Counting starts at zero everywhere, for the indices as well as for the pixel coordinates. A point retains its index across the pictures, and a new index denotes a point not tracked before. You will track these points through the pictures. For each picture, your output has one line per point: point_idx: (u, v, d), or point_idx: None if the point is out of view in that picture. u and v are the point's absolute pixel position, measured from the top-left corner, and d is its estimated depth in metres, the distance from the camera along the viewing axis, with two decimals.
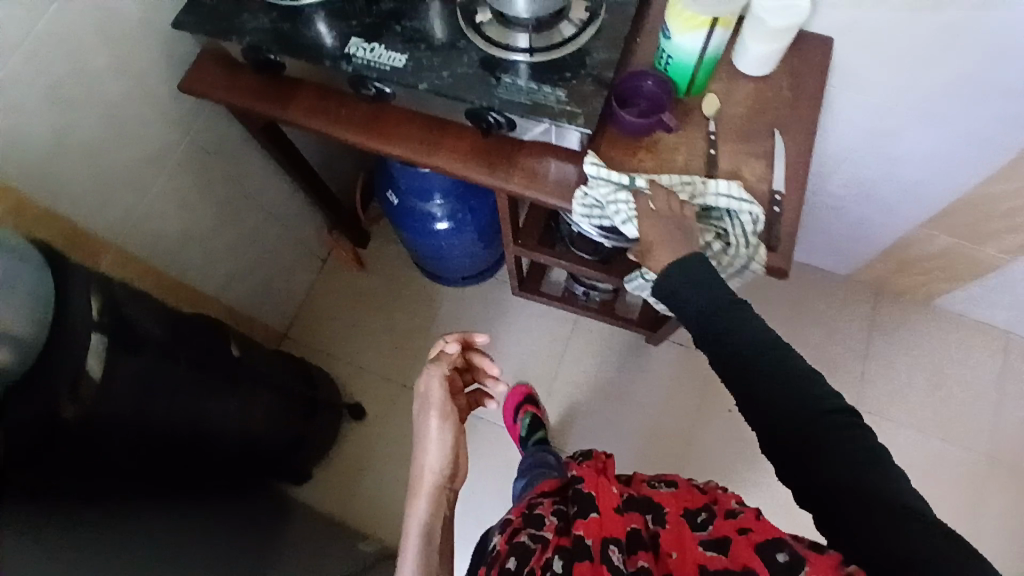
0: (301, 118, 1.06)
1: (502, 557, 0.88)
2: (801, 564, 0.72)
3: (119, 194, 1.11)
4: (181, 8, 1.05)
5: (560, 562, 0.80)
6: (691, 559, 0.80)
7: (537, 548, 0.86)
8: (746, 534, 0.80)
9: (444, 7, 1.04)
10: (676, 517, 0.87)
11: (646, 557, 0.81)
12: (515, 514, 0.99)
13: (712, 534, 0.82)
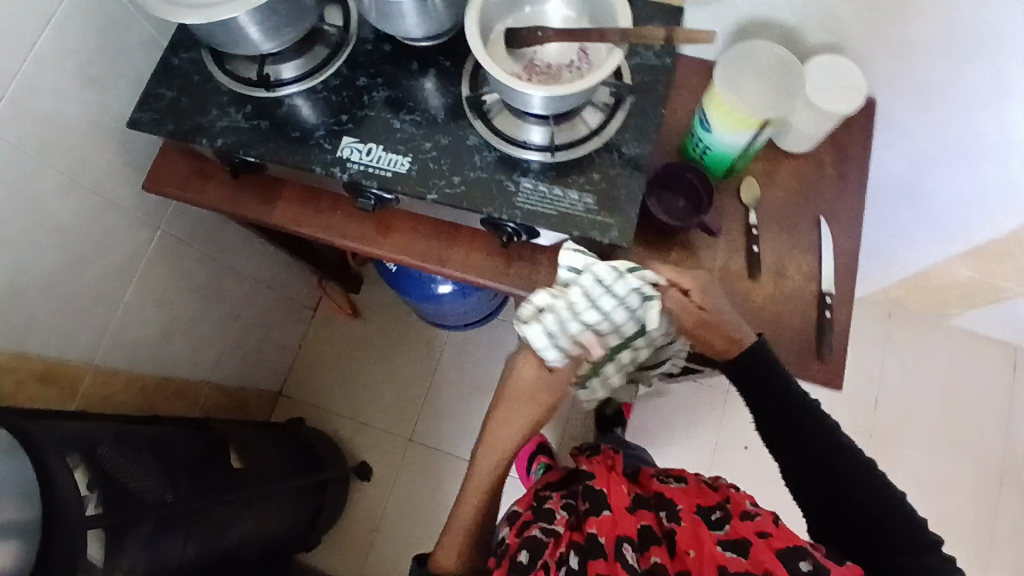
0: (289, 226, 0.93)
1: (515, 548, 0.81)
2: (825, 571, 0.69)
3: (86, 314, 0.99)
4: (138, 105, 0.90)
5: (576, 559, 0.76)
6: (710, 558, 0.75)
7: (550, 542, 0.80)
8: (765, 538, 0.74)
9: (445, 90, 0.90)
10: (689, 515, 0.83)
11: (658, 553, 0.78)
12: (524, 506, 0.92)
13: (730, 534, 0.77)
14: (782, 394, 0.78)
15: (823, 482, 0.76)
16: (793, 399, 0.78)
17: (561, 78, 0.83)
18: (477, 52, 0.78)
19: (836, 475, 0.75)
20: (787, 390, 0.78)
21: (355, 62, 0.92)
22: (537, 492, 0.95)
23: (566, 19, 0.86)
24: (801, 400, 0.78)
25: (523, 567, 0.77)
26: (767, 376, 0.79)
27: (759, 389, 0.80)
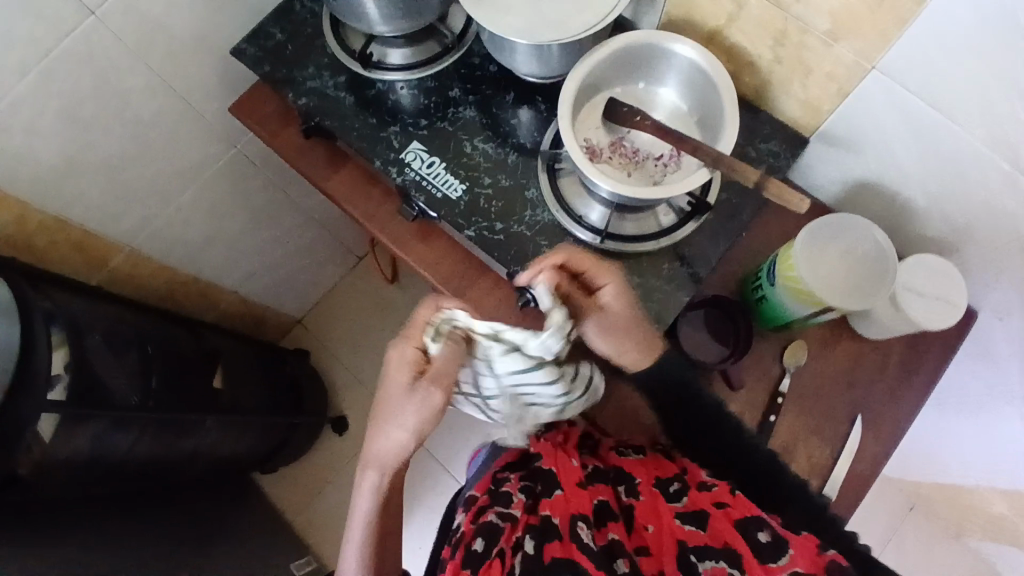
0: (338, 199, 0.93)
1: (469, 536, 0.68)
2: (786, 546, 0.58)
3: (139, 203, 1.04)
4: (245, 37, 0.92)
5: (532, 543, 0.63)
6: (668, 531, 0.64)
7: (506, 528, 0.67)
8: (722, 508, 0.64)
9: (528, 134, 0.87)
10: (647, 488, 0.71)
11: (618, 530, 0.66)
12: (481, 490, 0.77)
13: (688, 507, 0.66)
14: (694, 408, 0.73)
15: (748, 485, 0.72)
16: (705, 411, 0.73)
17: (642, 168, 0.79)
18: (560, 118, 0.73)
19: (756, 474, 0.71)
20: (704, 404, 0.73)
21: (455, 70, 0.90)
22: (493, 475, 0.80)
23: (676, 106, 0.79)
24: (715, 409, 0.73)
25: (477, 557, 0.64)
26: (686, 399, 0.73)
27: (675, 405, 0.74)
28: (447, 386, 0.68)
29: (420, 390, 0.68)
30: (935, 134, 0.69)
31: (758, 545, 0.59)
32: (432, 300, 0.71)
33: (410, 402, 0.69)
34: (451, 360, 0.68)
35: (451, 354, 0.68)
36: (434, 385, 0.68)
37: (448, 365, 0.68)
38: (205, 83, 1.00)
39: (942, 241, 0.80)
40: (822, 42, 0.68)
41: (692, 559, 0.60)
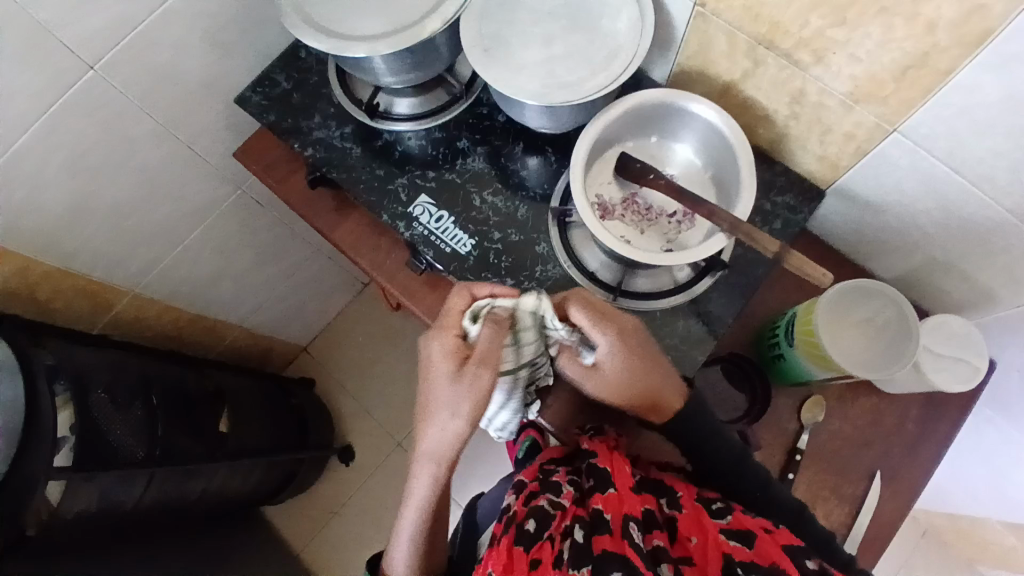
0: (344, 248, 0.92)
1: (520, 517, 0.65)
2: (835, 574, 0.54)
3: (144, 246, 1.03)
4: (252, 85, 0.91)
5: (581, 532, 0.60)
6: (715, 547, 0.58)
7: (556, 516, 0.64)
8: (770, 533, 0.59)
9: (537, 184, 0.85)
10: (690, 503, 0.66)
11: (663, 536, 0.61)
12: (528, 476, 0.74)
13: (733, 525, 0.61)
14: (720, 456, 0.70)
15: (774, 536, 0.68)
16: (727, 457, 0.70)
17: (655, 225, 0.77)
18: (572, 179, 0.72)
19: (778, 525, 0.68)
20: (730, 446, 0.70)
21: (464, 119, 0.89)
22: (541, 466, 0.76)
23: (690, 161, 0.79)
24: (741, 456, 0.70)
25: (529, 536, 0.62)
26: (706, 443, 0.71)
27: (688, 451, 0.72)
28: (493, 366, 0.64)
29: (464, 373, 0.64)
30: (956, 200, 0.67)
31: (806, 569, 0.55)
32: (464, 287, 0.68)
33: (457, 389, 0.64)
34: (493, 340, 0.64)
35: (491, 334, 0.64)
36: (477, 367, 0.64)
37: (488, 346, 0.64)
38: (212, 128, 0.99)
39: (963, 298, 0.78)
40: (842, 104, 0.67)
41: (739, 571, 0.55)
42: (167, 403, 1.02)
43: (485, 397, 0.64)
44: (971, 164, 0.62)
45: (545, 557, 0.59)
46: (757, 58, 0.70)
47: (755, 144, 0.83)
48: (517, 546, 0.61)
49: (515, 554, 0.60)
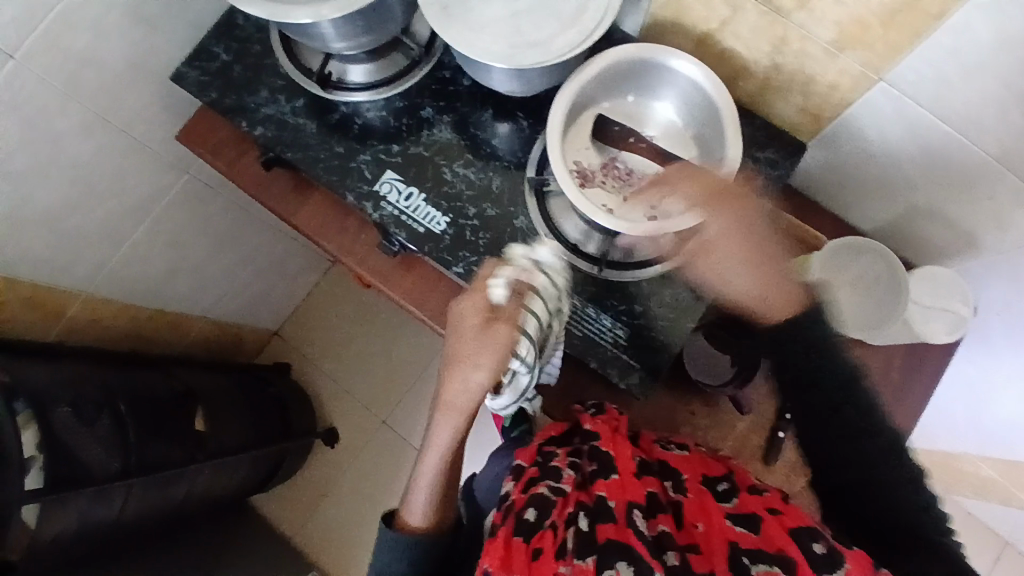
0: (309, 233, 0.86)
1: (519, 506, 0.65)
2: (841, 559, 0.55)
3: (91, 246, 0.96)
4: (187, 61, 0.84)
5: (586, 520, 0.60)
6: (720, 534, 0.60)
7: (559, 502, 0.64)
8: (775, 515, 0.61)
9: (509, 153, 0.80)
10: (695, 487, 0.67)
11: (667, 522, 0.62)
12: (527, 459, 0.72)
13: (738, 509, 0.63)
14: (817, 373, 0.66)
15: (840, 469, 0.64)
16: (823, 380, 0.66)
17: (639, 192, 0.74)
18: (551, 145, 0.67)
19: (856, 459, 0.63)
20: (835, 369, 0.66)
21: (424, 86, 0.82)
22: (539, 447, 0.73)
23: (670, 121, 0.75)
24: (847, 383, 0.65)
25: (529, 528, 0.61)
26: (804, 358, 0.68)
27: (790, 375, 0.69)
28: (513, 326, 0.63)
29: (491, 327, 0.63)
30: (942, 146, 0.66)
31: (812, 554, 0.56)
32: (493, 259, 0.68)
33: (482, 344, 0.63)
34: (514, 304, 0.64)
35: (512, 300, 0.65)
36: (504, 322, 0.63)
37: (511, 305, 0.64)
38: (148, 110, 0.91)
39: (949, 244, 0.77)
40: (825, 52, 0.64)
41: (745, 560, 0.57)
42: (137, 411, 0.96)
43: (507, 350, 0.63)
44: (962, 111, 0.60)
45: (546, 546, 0.59)
46: (735, 6, 0.66)
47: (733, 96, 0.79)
48: (517, 539, 0.60)
49: (514, 546, 0.60)
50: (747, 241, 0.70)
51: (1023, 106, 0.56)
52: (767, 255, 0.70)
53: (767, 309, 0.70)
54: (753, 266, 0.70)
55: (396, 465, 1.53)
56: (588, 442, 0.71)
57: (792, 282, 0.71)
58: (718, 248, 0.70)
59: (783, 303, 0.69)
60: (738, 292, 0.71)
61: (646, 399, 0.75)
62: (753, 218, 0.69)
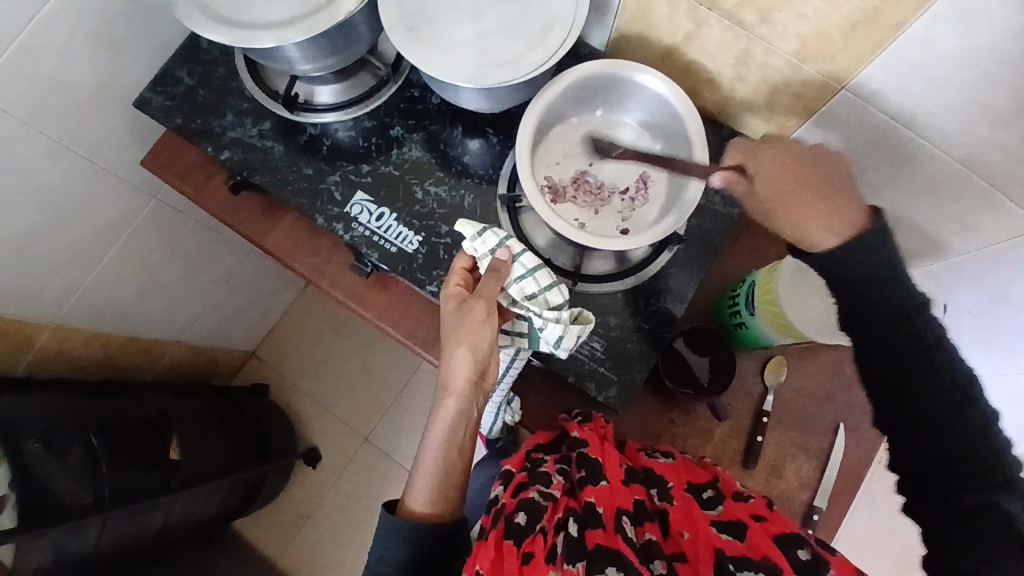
0: (279, 255, 0.85)
1: (509, 510, 0.63)
2: (825, 566, 0.56)
3: (59, 274, 0.93)
4: (152, 86, 0.82)
5: (575, 527, 0.60)
6: (707, 541, 0.60)
7: (548, 507, 0.63)
8: (760, 522, 0.61)
9: (480, 169, 0.80)
10: (681, 493, 0.66)
11: (654, 530, 0.62)
12: (515, 464, 0.70)
13: (724, 516, 0.63)
14: (901, 330, 0.53)
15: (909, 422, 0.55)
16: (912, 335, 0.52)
17: (610, 206, 0.74)
18: (519, 163, 0.68)
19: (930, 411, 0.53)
20: (917, 315, 0.52)
21: (393, 105, 0.82)
22: (528, 454, 0.72)
23: (638, 134, 0.76)
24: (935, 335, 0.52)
25: (519, 530, 0.60)
26: (889, 312, 0.53)
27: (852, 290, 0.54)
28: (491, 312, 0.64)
29: (467, 304, 0.64)
30: (903, 153, 0.67)
31: (797, 563, 0.56)
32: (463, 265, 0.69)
33: (460, 320, 0.64)
34: (491, 282, 0.65)
35: (490, 279, 0.65)
36: (481, 299, 0.64)
37: (488, 284, 0.65)
38: (114, 135, 0.89)
39: (913, 247, 0.79)
40: (788, 63, 0.65)
41: (731, 568, 0.57)
42: (111, 443, 0.92)
43: (488, 326, 0.64)
44: (922, 119, 0.62)
45: (537, 551, 0.58)
46: (699, 21, 0.67)
47: (701, 107, 0.81)
48: (507, 541, 0.59)
49: (505, 548, 0.59)
50: (790, 171, 0.59)
51: (978, 114, 0.57)
52: (825, 190, 0.56)
53: (822, 228, 0.55)
54: (804, 201, 0.57)
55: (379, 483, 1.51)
56: (575, 448, 0.69)
57: (854, 201, 0.55)
58: (766, 201, 0.60)
59: (847, 215, 0.54)
60: (802, 233, 0.56)
61: (626, 410, 0.75)
62: (787, 157, 0.60)
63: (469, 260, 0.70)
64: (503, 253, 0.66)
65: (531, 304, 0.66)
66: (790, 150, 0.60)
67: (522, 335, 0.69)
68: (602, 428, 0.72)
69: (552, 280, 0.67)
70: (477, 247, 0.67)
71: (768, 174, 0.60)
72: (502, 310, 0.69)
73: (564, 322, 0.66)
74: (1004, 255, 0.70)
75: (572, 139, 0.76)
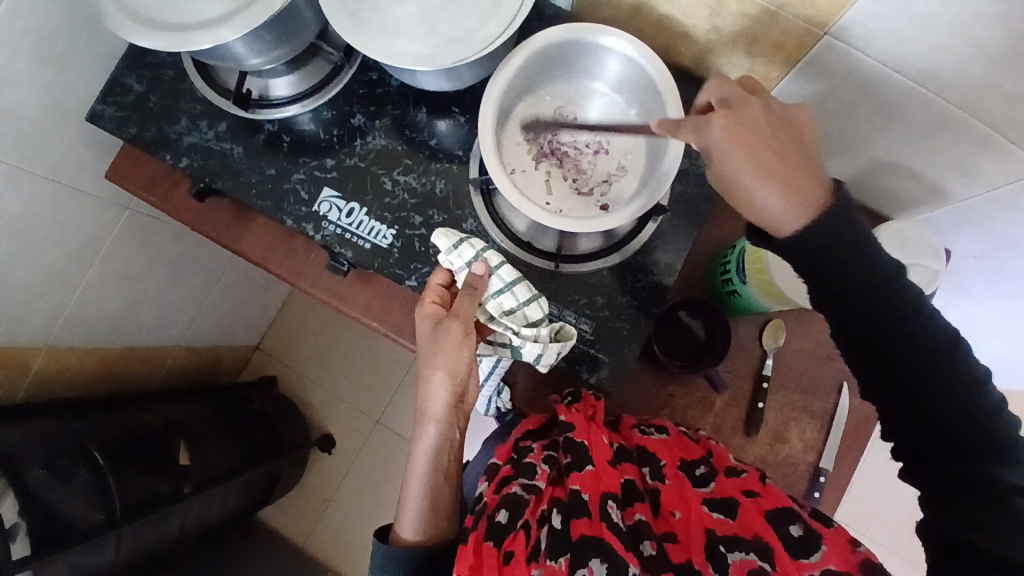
0: (253, 259, 0.82)
1: (492, 507, 0.63)
2: (818, 542, 0.55)
3: (43, 298, 0.92)
4: (103, 96, 0.79)
5: (559, 517, 0.58)
6: (697, 521, 0.59)
7: (531, 499, 0.62)
8: (753, 499, 0.60)
9: (450, 151, 0.76)
10: (674, 472, 0.65)
11: (643, 510, 0.61)
12: (502, 458, 0.70)
13: (716, 493, 0.62)
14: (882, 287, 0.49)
15: (886, 389, 0.51)
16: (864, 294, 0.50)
17: (587, 182, 0.71)
18: (484, 153, 0.64)
19: (905, 375, 0.49)
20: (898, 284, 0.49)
21: (352, 92, 0.78)
22: (515, 444, 0.71)
23: (612, 101, 0.72)
24: (885, 293, 0.49)
25: (500, 531, 0.59)
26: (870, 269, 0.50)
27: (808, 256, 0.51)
28: (467, 330, 0.64)
29: (443, 325, 0.65)
30: (897, 98, 0.62)
31: (789, 540, 0.55)
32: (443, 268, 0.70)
33: (436, 343, 0.65)
34: (468, 301, 0.65)
35: (465, 297, 0.65)
36: (457, 318, 0.64)
37: (464, 304, 0.65)
38: (73, 152, 0.86)
39: (912, 193, 0.75)
40: (765, 11, 0.59)
41: (722, 549, 0.56)
42: (116, 460, 0.93)
43: (464, 348, 0.65)
44: (913, 62, 0.57)
45: (518, 550, 0.57)
46: None
47: (678, 63, 0.76)
48: (488, 542, 0.59)
49: (485, 550, 0.58)
50: (761, 145, 0.51)
51: (976, 52, 0.52)
52: (795, 168, 0.50)
53: (794, 216, 0.50)
54: (780, 183, 0.50)
55: (392, 463, 1.52)
56: (562, 433, 0.67)
57: (817, 176, 0.51)
58: (739, 181, 0.52)
59: (815, 199, 0.50)
60: (764, 213, 0.52)
61: (618, 390, 0.73)
62: (754, 125, 0.52)
63: (446, 275, 0.69)
64: (478, 268, 0.65)
65: (510, 320, 0.66)
66: (754, 118, 0.52)
67: (504, 346, 0.69)
68: (593, 407, 0.71)
69: (530, 295, 0.67)
70: (453, 260, 0.68)
71: (740, 152, 0.51)
72: (479, 326, 0.69)
73: (542, 338, 0.67)
74: (1010, 198, 0.65)
75: (544, 114, 0.72)
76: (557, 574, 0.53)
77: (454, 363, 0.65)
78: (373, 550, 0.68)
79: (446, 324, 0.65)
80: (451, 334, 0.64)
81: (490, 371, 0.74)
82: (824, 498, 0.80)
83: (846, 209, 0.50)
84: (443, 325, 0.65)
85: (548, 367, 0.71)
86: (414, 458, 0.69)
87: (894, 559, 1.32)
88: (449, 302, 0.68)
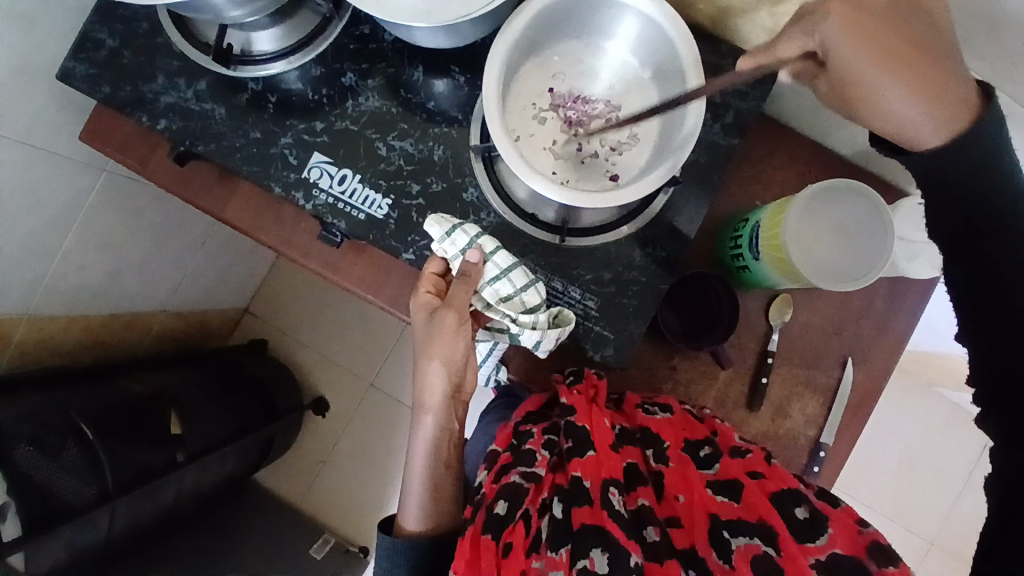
0: (241, 229, 0.78)
1: (491, 499, 0.62)
2: (824, 525, 0.55)
3: (23, 266, 0.88)
4: (71, 50, 0.72)
5: (560, 506, 0.59)
6: (700, 505, 0.60)
7: (531, 489, 0.62)
8: (757, 479, 0.60)
9: (450, 113, 0.71)
10: (678, 454, 0.65)
11: (647, 494, 0.61)
12: (502, 444, 0.69)
13: (721, 475, 0.62)
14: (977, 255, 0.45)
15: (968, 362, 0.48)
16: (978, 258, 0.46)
17: (594, 153, 0.67)
18: (489, 118, 0.60)
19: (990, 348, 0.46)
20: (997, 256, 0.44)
21: (343, 47, 0.72)
22: (515, 428, 0.70)
23: (626, 64, 0.67)
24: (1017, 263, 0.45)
25: (498, 523, 0.59)
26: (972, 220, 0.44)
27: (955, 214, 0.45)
28: (463, 319, 0.62)
29: (438, 314, 0.63)
30: None
31: (795, 523, 0.56)
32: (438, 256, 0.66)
33: (433, 331, 0.63)
34: (462, 289, 0.62)
35: (460, 285, 0.63)
36: (452, 307, 0.62)
37: (459, 292, 0.62)
38: (45, 112, 0.80)
39: None
40: None
41: (726, 534, 0.57)
42: (108, 434, 0.91)
43: (460, 336, 0.63)
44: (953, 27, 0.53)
45: (517, 541, 0.58)
46: None
47: (694, 20, 0.71)
48: (484, 536, 0.59)
49: (483, 544, 0.59)
50: (887, 32, 0.41)
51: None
52: (932, 58, 0.41)
53: (932, 122, 0.42)
54: (908, 76, 0.41)
55: (387, 426, 1.52)
56: (564, 416, 0.66)
57: (961, 68, 0.41)
58: (858, 79, 0.43)
59: (962, 98, 0.41)
60: (900, 123, 0.43)
61: (623, 367, 0.71)
62: (878, 12, 0.42)
63: (440, 263, 0.66)
64: (473, 256, 0.62)
65: (507, 307, 0.64)
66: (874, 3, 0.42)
67: (503, 332, 0.67)
68: (595, 389, 0.69)
69: (526, 280, 0.65)
70: (447, 248, 0.65)
71: (863, 45, 0.41)
72: (475, 313, 0.67)
73: (541, 325, 0.65)
74: None
75: (548, 75, 0.67)
76: (558, 565, 0.54)
77: (450, 352, 0.63)
78: (378, 542, 0.67)
79: (438, 317, 0.63)
80: (446, 324, 0.62)
81: (488, 353, 0.72)
82: (824, 471, 0.81)
83: (1003, 155, 0.42)
84: (435, 317, 0.63)
85: (549, 351, 0.68)
86: (413, 448, 0.68)
87: (876, 517, 1.36)
88: (445, 291, 0.65)
